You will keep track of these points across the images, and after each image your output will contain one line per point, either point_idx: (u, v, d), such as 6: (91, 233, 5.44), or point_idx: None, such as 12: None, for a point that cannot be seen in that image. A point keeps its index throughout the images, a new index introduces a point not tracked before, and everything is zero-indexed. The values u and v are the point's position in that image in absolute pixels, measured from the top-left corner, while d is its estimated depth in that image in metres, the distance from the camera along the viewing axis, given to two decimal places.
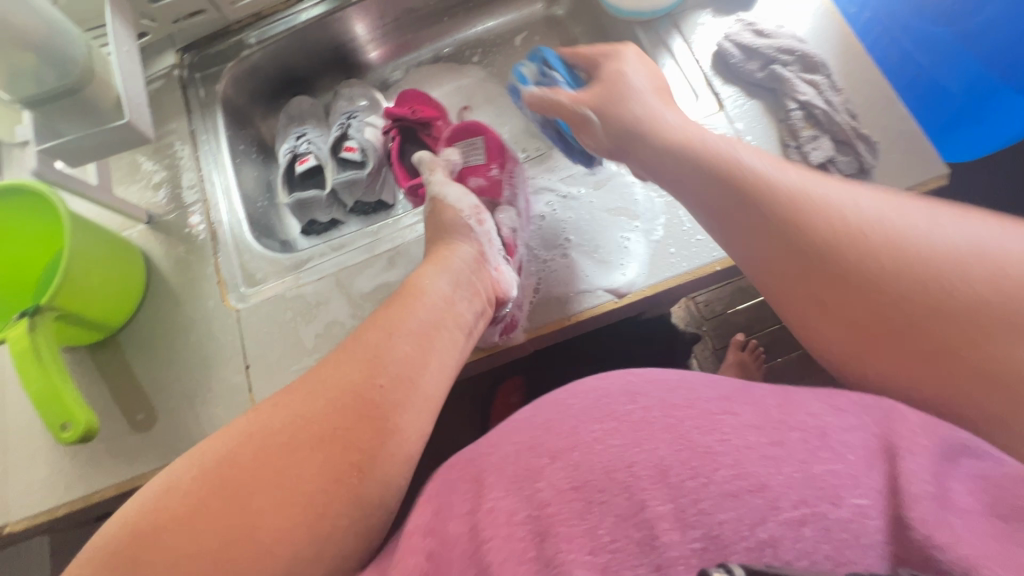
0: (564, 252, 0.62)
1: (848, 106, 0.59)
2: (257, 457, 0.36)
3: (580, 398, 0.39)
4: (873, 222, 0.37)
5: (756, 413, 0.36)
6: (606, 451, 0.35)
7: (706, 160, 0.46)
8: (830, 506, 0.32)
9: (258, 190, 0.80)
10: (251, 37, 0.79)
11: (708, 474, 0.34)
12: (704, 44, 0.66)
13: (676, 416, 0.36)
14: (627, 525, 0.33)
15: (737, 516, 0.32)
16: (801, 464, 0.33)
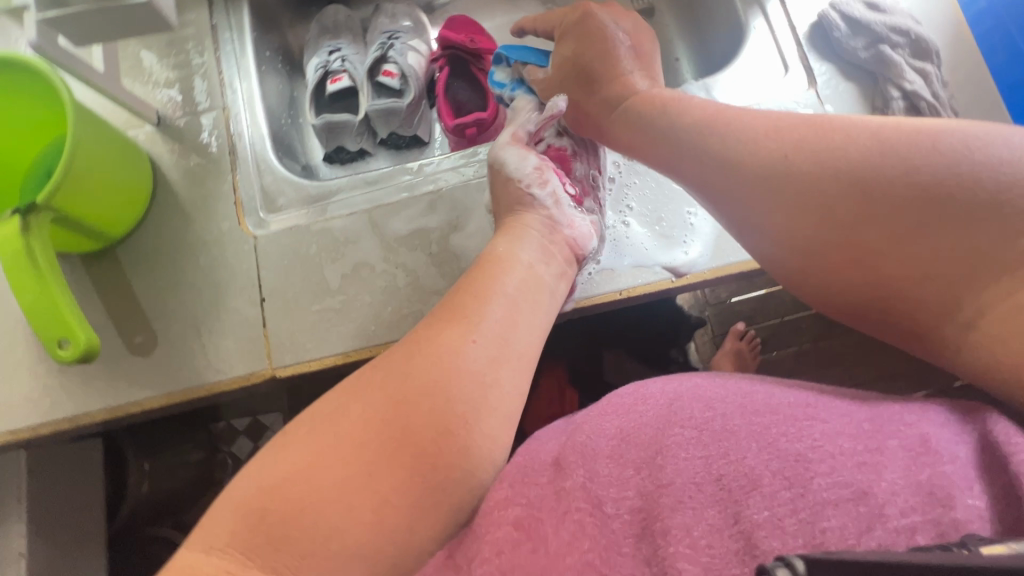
0: (623, 221, 0.58)
1: (952, 102, 0.55)
2: (347, 422, 0.33)
3: (651, 404, 0.37)
4: (880, 152, 0.36)
5: (845, 422, 0.34)
6: (689, 461, 0.33)
7: (704, 124, 0.45)
8: (944, 508, 0.29)
9: (281, 106, 0.72)
10: None
11: (804, 483, 0.31)
12: (804, 10, 0.60)
13: (760, 424, 0.34)
14: (722, 535, 0.31)
15: (842, 524, 0.29)
16: (904, 471, 0.31)
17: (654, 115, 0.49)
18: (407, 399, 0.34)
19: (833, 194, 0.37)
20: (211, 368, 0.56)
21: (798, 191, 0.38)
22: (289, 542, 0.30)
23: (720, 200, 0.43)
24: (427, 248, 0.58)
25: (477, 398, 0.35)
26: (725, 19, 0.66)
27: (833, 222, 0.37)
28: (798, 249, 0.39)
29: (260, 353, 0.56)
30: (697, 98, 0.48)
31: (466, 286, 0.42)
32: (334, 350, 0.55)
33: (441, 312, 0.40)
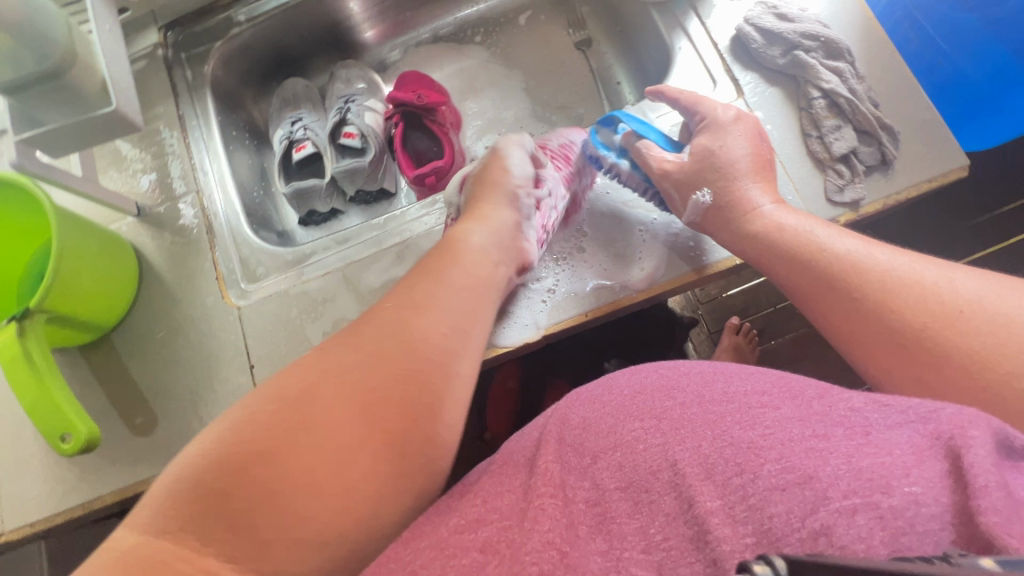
0: (581, 245, 0.61)
1: (870, 94, 0.58)
2: (303, 401, 0.34)
3: (615, 396, 0.40)
4: (966, 299, 0.38)
5: (796, 406, 0.35)
6: (648, 450, 0.34)
7: (785, 230, 0.48)
8: (881, 495, 0.28)
9: (252, 180, 0.76)
10: (240, 14, 0.74)
11: (754, 469, 0.31)
12: (722, 26, 0.63)
13: (715, 413, 0.35)
14: (677, 522, 0.31)
15: (787, 509, 0.29)
16: (845, 457, 0.30)
17: (739, 226, 0.51)
18: (363, 379, 0.35)
19: (898, 317, 0.39)
20: None
21: (864, 302, 0.41)
22: (240, 517, 0.30)
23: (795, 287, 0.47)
24: None
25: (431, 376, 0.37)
26: (655, 42, 0.71)
27: (886, 326, 0.40)
28: (842, 333, 0.43)
29: None
30: (783, 207, 0.51)
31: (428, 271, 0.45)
32: None
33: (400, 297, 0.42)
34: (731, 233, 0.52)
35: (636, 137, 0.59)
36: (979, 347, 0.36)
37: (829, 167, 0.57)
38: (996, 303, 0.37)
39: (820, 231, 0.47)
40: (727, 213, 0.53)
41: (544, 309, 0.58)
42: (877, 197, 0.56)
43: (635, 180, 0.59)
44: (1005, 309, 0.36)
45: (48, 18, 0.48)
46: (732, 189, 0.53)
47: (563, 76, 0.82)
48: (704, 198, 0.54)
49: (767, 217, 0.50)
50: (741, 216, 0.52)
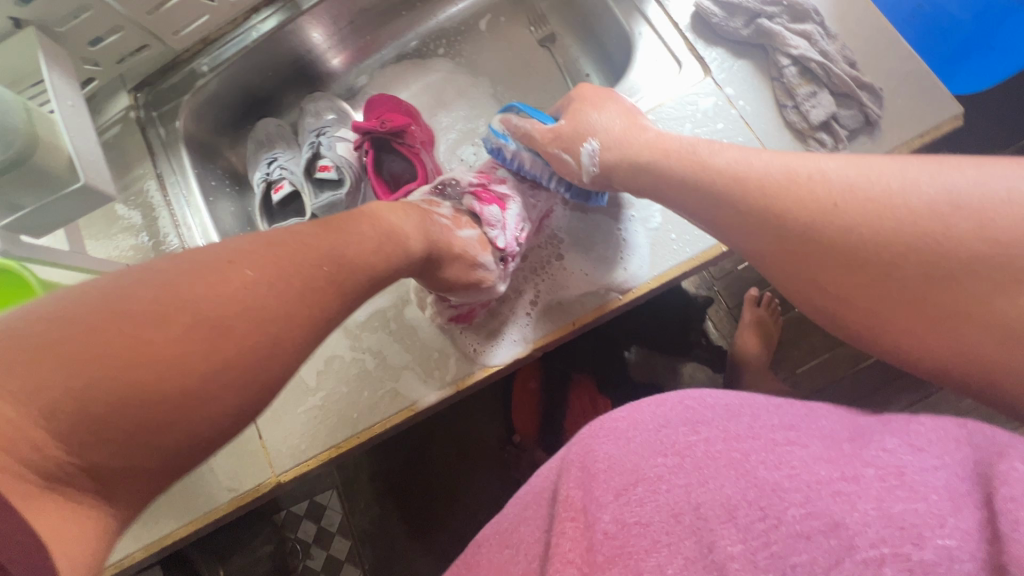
0: (559, 254, 0.59)
1: (845, 52, 0.55)
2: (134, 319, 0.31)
3: (641, 428, 0.34)
4: (842, 180, 0.38)
5: (826, 446, 0.31)
6: (671, 492, 0.30)
7: (677, 147, 0.48)
8: (911, 546, 0.24)
9: (237, 226, 0.77)
10: (203, 64, 0.75)
11: (778, 514, 0.27)
12: (680, 5, 0.61)
13: (741, 450, 0.31)
14: (695, 567, 0.27)
15: (811, 559, 0.25)
16: (876, 502, 0.26)
17: (630, 158, 0.51)
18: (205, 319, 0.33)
19: (789, 223, 0.39)
20: (223, 489, 0.58)
21: (754, 213, 0.41)
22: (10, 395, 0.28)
23: (703, 214, 0.45)
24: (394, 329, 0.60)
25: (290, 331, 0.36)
26: (616, 30, 0.68)
27: (780, 230, 0.39)
28: (767, 259, 0.41)
29: (262, 463, 0.58)
30: (657, 132, 0.51)
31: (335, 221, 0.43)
32: (325, 446, 0.58)
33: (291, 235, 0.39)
34: (623, 168, 0.52)
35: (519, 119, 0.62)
36: (860, 231, 0.36)
37: (810, 136, 0.54)
38: (871, 178, 0.37)
39: (703, 146, 0.46)
40: (616, 150, 0.52)
41: (529, 324, 0.58)
42: None
43: (539, 168, 0.60)
44: (873, 183, 0.36)
45: (9, 108, 0.49)
46: (615, 126, 0.53)
47: (532, 76, 0.80)
48: (592, 147, 0.54)
49: (653, 141, 0.50)
50: (634, 145, 0.51)
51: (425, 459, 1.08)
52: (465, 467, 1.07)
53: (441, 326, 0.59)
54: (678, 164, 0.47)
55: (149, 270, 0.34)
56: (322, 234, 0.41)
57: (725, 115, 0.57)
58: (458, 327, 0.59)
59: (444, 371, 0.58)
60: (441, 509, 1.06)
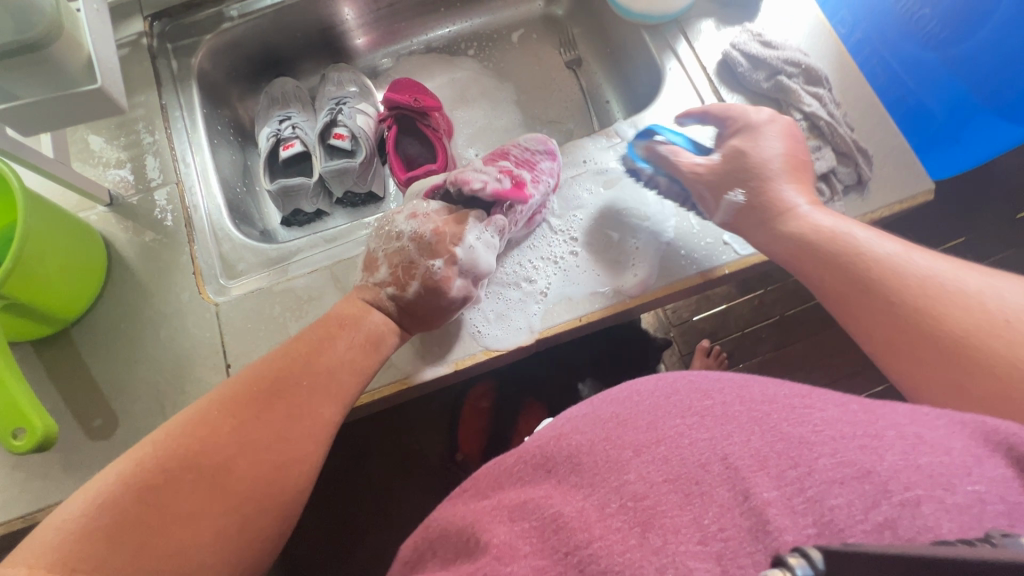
0: (571, 250, 0.59)
1: (846, 119, 0.62)
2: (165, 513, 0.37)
3: (646, 395, 0.38)
4: (962, 295, 0.41)
5: (841, 410, 0.34)
6: (694, 445, 0.32)
7: (819, 234, 0.50)
8: (945, 490, 0.28)
9: (234, 176, 0.73)
10: (232, 9, 0.73)
11: (809, 463, 0.30)
12: (710, 51, 0.67)
13: (761, 410, 0.34)
14: (732, 514, 0.29)
15: (849, 502, 0.28)
16: (904, 453, 0.30)
17: (773, 226, 0.53)
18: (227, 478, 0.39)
19: (945, 319, 0.40)
20: None
21: (889, 298, 0.44)
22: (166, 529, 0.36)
23: (845, 303, 0.48)
24: None
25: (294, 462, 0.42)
26: (645, 64, 0.73)
27: (898, 315, 0.43)
28: (890, 340, 0.44)
29: None
30: (817, 209, 0.52)
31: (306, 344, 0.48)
32: None
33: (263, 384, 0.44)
34: (765, 232, 0.54)
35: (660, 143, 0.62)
36: (969, 339, 0.39)
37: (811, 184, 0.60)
38: (981, 303, 0.40)
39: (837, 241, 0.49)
40: (755, 209, 0.54)
41: (536, 311, 0.57)
42: (854, 215, 0.59)
43: (675, 193, 0.60)
44: (983, 299, 0.40)
45: None
46: (767, 189, 0.54)
47: (553, 93, 0.84)
48: (738, 198, 0.56)
49: (802, 218, 0.52)
50: (767, 213, 0.54)
51: (360, 464, 1.03)
52: (404, 476, 1.02)
53: None
54: (820, 237, 0.50)
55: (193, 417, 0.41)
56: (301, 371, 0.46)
57: None
58: None
59: (444, 350, 0.57)
60: (367, 517, 1.00)
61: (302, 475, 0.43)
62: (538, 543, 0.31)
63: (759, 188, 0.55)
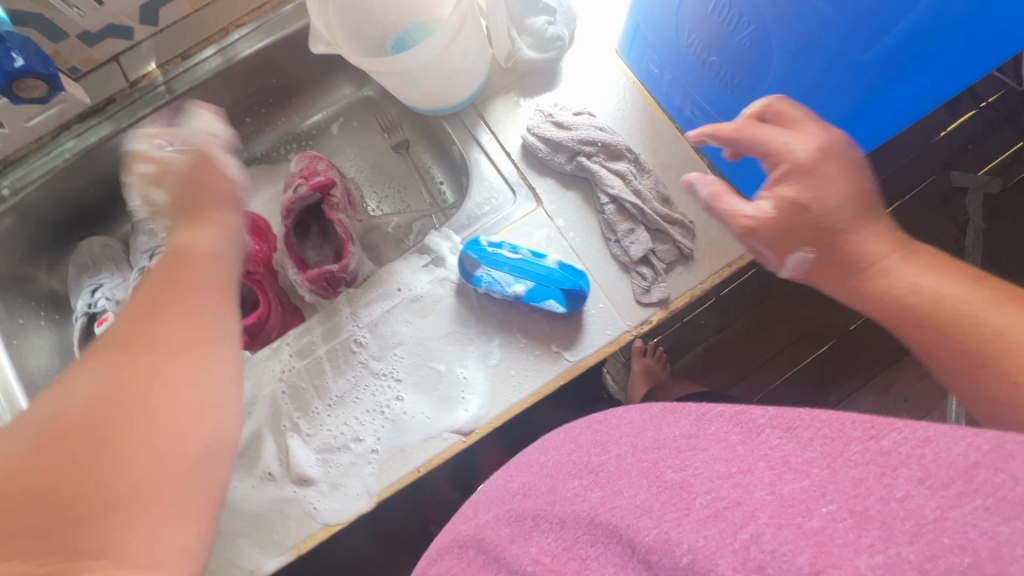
0: (396, 395, 0.56)
1: (657, 188, 0.58)
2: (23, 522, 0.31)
3: (552, 455, 0.40)
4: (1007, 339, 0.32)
5: (722, 445, 0.29)
6: (583, 501, 0.31)
7: (915, 302, 0.37)
8: (804, 516, 0.22)
9: (54, 365, 0.68)
10: (3, 188, 0.67)
11: (687, 504, 0.26)
12: (511, 136, 0.62)
13: (647, 458, 0.31)
14: (625, 573, 0.25)
15: (715, 538, 0.23)
16: (769, 486, 0.25)
17: (861, 287, 0.40)
18: (109, 467, 0.33)
19: None
20: None
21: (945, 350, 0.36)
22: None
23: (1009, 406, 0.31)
24: None
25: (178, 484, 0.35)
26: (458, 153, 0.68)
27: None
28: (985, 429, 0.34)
29: None
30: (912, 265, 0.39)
31: (153, 321, 0.39)
32: None
33: (118, 374, 0.36)
34: (848, 291, 0.41)
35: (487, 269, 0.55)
36: None
37: (633, 270, 0.56)
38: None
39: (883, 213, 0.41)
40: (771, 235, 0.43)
41: (369, 472, 0.54)
42: (682, 291, 0.56)
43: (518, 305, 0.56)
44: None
45: None
46: (847, 242, 0.41)
47: (387, 183, 0.78)
48: (808, 256, 0.42)
49: (899, 280, 0.39)
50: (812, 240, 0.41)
51: None
52: None
53: (267, 480, 0.55)
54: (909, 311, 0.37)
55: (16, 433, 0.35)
56: (132, 390, 0.36)
57: (556, 246, 0.58)
58: (289, 480, 0.55)
59: (283, 537, 0.53)
60: None
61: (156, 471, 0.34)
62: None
63: (821, 243, 0.41)
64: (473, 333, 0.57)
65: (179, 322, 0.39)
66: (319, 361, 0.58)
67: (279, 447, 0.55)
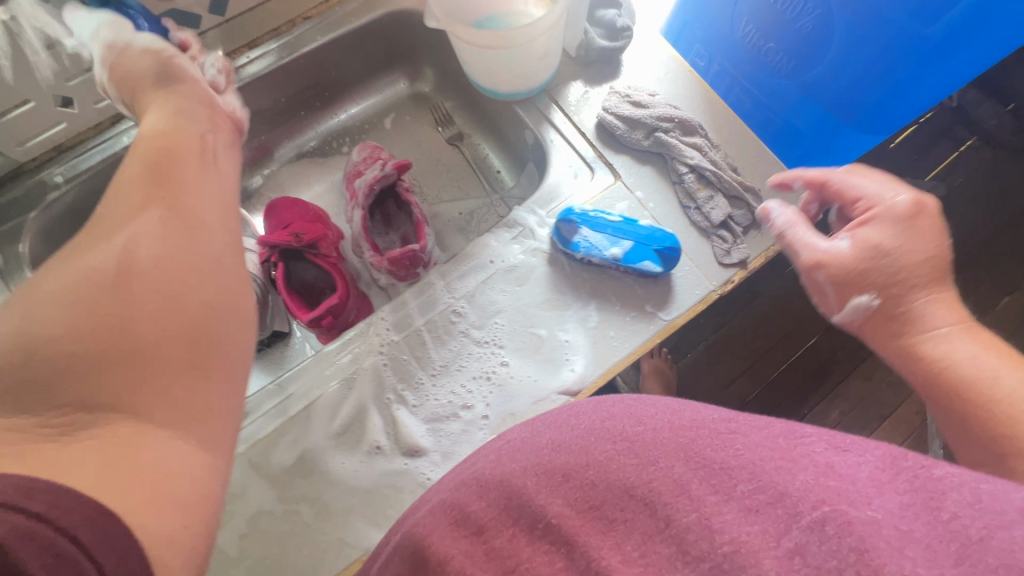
0: (502, 361, 0.57)
1: (727, 160, 0.64)
2: (70, 379, 0.33)
3: (583, 417, 0.35)
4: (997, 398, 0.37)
5: (764, 434, 0.30)
6: (621, 470, 0.30)
7: (949, 371, 0.40)
8: (849, 504, 0.24)
9: None
10: (57, 175, 0.63)
11: (728, 490, 0.27)
12: (585, 117, 0.66)
13: (687, 436, 0.31)
14: (656, 541, 0.27)
15: (763, 528, 0.25)
16: (817, 470, 0.27)
17: (904, 341, 0.44)
18: (138, 332, 0.35)
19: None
20: None
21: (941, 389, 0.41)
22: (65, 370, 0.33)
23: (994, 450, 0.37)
24: (320, 469, 0.53)
25: (210, 347, 0.39)
26: (526, 137, 0.71)
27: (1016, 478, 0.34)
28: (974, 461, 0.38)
29: None
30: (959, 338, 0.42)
31: (183, 213, 0.43)
32: None
33: (138, 260, 0.38)
34: (896, 347, 0.45)
35: (575, 230, 0.59)
36: None
37: (714, 234, 0.61)
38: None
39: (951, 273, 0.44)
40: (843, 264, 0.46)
41: (483, 437, 0.54)
42: (758, 252, 0.61)
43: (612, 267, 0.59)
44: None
45: None
46: (912, 302, 0.44)
47: (443, 173, 0.80)
48: (871, 302, 0.45)
49: (946, 344, 0.42)
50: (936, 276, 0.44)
51: None
52: None
53: (376, 454, 0.54)
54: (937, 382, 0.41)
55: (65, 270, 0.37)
56: (164, 268, 0.39)
57: (639, 216, 0.62)
58: (399, 452, 0.54)
59: (398, 510, 0.52)
60: None
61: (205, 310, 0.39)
62: (483, 565, 0.28)
63: (890, 296, 0.44)
64: (571, 299, 0.59)
65: (194, 223, 0.43)
66: (418, 333, 0.58)
67: (385, 420, 0.55)
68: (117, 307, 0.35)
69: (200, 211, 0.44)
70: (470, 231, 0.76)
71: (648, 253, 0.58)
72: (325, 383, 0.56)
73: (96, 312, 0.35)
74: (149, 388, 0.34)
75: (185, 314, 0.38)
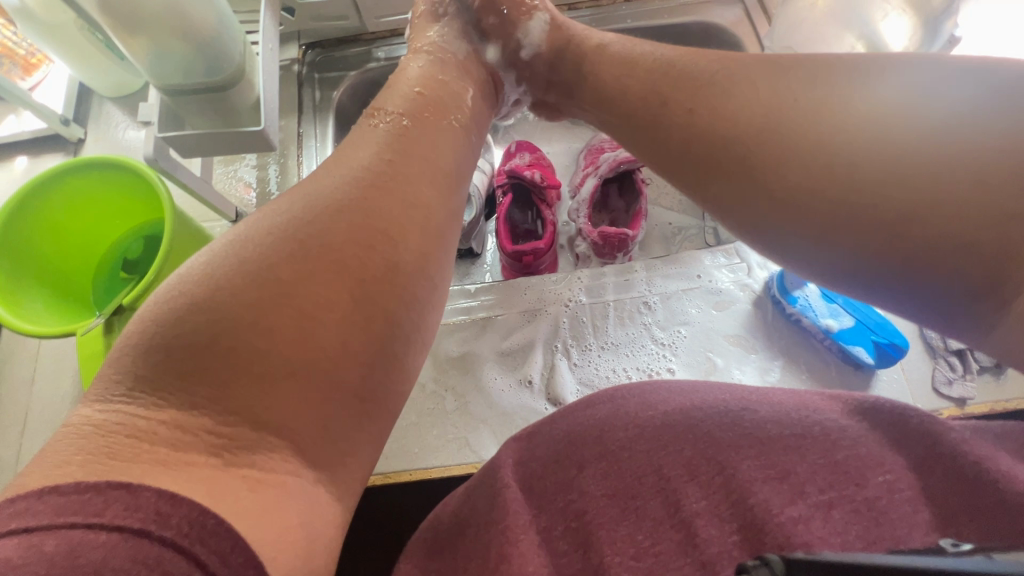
0: (668, 367, 0.57)
1: None
2: (238, 364, 0.27)
3: (600, 403, 0.38)
4: (925, 106, 0.28)
5: (774, 410, 0.35)
6: (633, 458, 0.34)
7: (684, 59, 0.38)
8: (855, 487, 0.31)
9: None
10: (380, 50, 0.75)
11: (734, 465, 0.32)
12: None
13: (697, 416, 0.35)
14: (665, 527, 0.32)
15: (766, 498, 0.31)
16: (823, 452, 0.32)
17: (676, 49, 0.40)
18: (317, 372, 0.28)
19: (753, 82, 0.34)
20: None
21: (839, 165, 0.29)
22: (225, 360, 0.27)
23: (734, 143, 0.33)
24: (474, 373, 0.58)
25: (389, 377, 0.31)
26: None
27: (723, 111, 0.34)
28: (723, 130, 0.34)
29: None
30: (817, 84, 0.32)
31: (396, 194, 0.34)
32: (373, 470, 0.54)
33: (333, 265, 0.30)
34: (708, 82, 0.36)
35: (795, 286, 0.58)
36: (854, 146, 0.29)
37: (941, 357, 0.54)
38: (958, 136, 0.27)
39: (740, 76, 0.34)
40: (702, 144, 0.34)
41: None
42: (985, 399, 0.52)
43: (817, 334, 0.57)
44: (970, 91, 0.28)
45: (231, 38, 0.50)
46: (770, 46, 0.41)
47: (670, 182, 0.81)
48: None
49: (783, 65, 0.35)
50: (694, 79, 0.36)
51: None
52: None
53: (524, 387, 0.57)
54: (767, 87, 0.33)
55: (255, 230, 0.31)
56: (362, 295, 0.30)
57: None
58: (545, 396, 0.57)
59: None
60: None
61: (391, 349, 0.31)
62: (546, 549, 0.32)
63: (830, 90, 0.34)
64: (760, 346, 0.58)
65: (423, 173, 0.36)
66: (605, 306, 0.60)
67: (545, 362, 0.58)
68: (303, 275, 0.29)
69: (426, 167, 0.37)
70: (672, 244, 0.77)
71: (867, 341, 0.55)
72: (511, 308, 0.61)
73: (278, 279, 0.29)
74: (312, 383, 0.28)
75: (383, 276, 0.31)
